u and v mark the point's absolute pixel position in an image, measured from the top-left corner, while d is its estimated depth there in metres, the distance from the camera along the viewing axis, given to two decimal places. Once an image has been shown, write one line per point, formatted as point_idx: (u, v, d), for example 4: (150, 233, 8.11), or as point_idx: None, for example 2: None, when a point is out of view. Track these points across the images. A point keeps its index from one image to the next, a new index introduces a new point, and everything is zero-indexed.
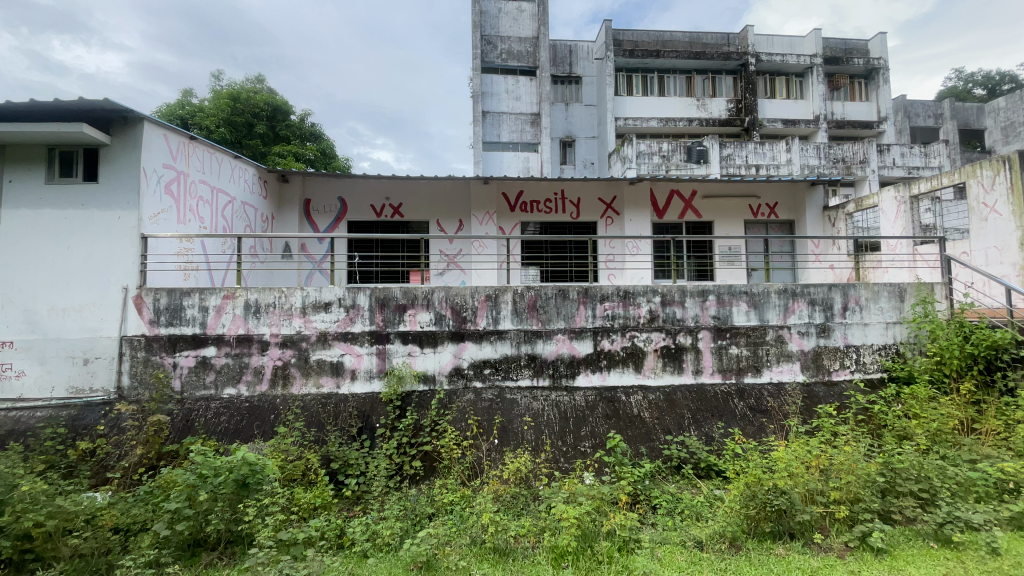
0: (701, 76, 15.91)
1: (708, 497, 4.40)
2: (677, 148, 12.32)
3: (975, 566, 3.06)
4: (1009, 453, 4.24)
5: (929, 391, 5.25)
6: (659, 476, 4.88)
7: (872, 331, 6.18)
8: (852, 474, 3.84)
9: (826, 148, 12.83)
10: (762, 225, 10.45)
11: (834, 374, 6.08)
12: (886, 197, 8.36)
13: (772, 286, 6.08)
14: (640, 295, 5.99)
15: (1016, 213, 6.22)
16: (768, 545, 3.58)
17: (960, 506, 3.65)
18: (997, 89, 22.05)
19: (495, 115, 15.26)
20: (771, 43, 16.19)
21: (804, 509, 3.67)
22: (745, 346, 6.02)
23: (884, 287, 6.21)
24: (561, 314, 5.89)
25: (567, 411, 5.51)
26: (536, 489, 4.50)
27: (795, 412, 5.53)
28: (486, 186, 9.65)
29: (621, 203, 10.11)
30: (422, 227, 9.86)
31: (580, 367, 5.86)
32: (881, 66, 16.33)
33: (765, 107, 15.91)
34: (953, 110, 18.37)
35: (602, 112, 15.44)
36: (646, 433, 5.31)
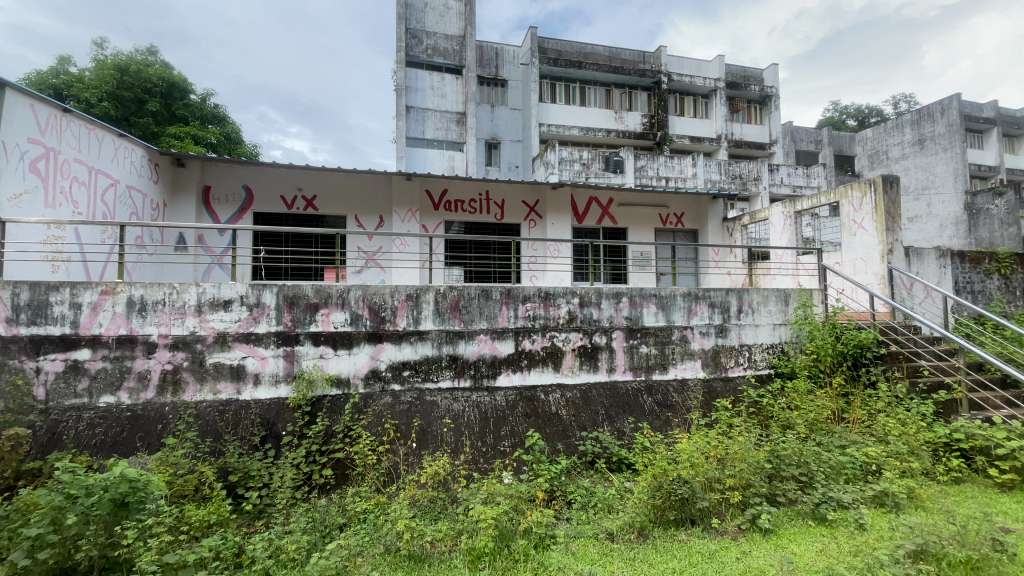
0: (619, 90, 16.73)
1: (619, 489, 4.62)
2: (597, 157, 12.94)
3: (846, 541, 3.47)
4: (871, 438, 4.81)
5: (807, 385, 5.91)
6: (575, 471, 5.07)
7: (762, 331, 6.84)
8: (745, 461, 4.21)
9: (726, 165, 14.03)
10: (670, 233, 11.19)
11: (730, 370, 6.64)
12: (776, 211, 9.33)
13: (677, 289, 6.53)
14: (560, 296, 6.15)
15: (878, 230, 7.18)
16: (672, 532, 3.82)
17: (832, 486, 4.13)
18: (866, 121, 25.48)
19: (419, 111, 14.98)
20: (681, 64, 17.41)
21: (703, 496, 3.96)
22: (654, 345, 6.39)
23: (772, 292, 6.90)
24: (483, 314, 5.88)
25: (488, 412, 5.51)
26: (455, 492, 4.46)
27: (696, 406, 6.00)
28: (408, 182, 9.41)
29: (544, 207, 10.36)
30: (338, 222, 9.39)
31: (501, 367, 5.87)
32: (774, 93, 18.09)
33: (675, 124, 17.10)
34: (830, 137, 20.86)
35: (527, 116, 15.70)
36: (563, 430, 5.48)
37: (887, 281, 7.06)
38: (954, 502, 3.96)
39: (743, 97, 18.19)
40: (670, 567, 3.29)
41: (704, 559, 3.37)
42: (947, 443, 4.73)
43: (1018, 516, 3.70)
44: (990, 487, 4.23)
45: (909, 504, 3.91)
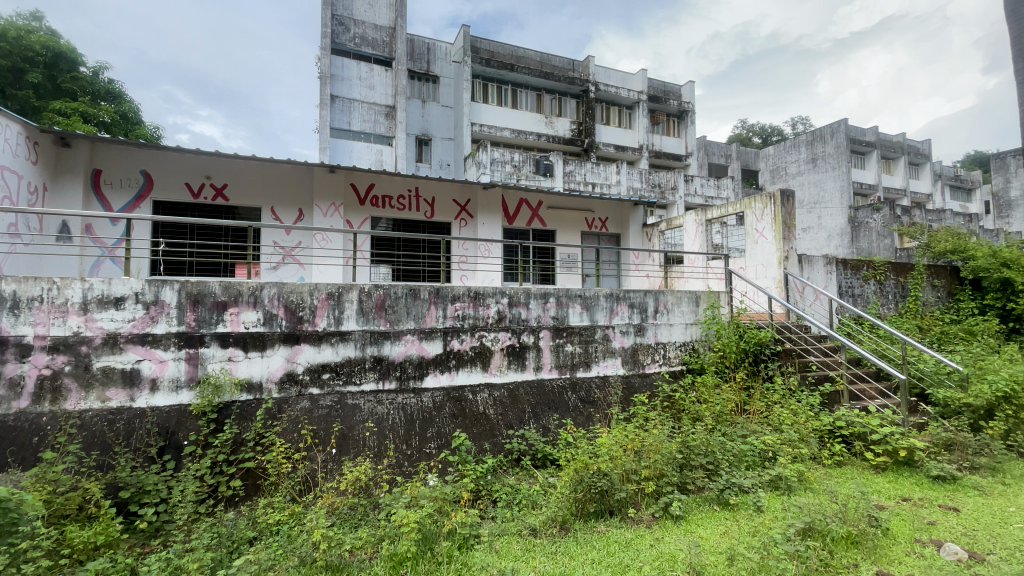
0: (549, 95, 17.11)
1: (543, 485, 4.72)
2: (527, 160, 13.15)
3: (745, 522, 3.80)
4: (768, 427, 5.29)
5: (714, 380, 6.39)
6: (501, 470, 5.13)
7: (676, 329, 7.31)
8: (658, 453, 4.49)
9: (647, 174, 14.79)
10: (595, 237, 11.63)
11: (647, 366, 7.03)
12: (689, 219, 9.99)
13: (601, 290, 6.80)
14: (489, 296, 6.17)
15: (776, 238, 7.93)
16: (592, 524, 3.96)
17: (735, 473, 4.48)
18: (768, 139, 28.03)
19: (346, 102, 14.40)
20: (608, 75, 18.13)
21: (620, 488, 4.15)
22: (578, 344, 6.60)
23: (685, 294, 7.39)
24: (411, 314, 5.76)
25: (413, 414, 5.40)
26: (377, 498, 4.35)
27: (616, 401, 6.31)
28: (332, 175, 9.01)
29: (474, 206, 10.36)
30: (253, 214, 8.79)
31: (428, 367, 5.77)
32: (691, 109, 19.38)
33: (601, 132, 17.79)
34: (738, 152, 22.69)
35: (458, 114, 15.60)
36: (490, 429, 5.54)
37: (783, 285, 7.81)
38: (836, 483, 4.45)
39: (663, 110, 19.32)
40: (589, 558, 3.40)
41: (621, 548, 3.53)
42: (832, 431, 5.30)
43: (888, 493, 4.23)
44: (866, 468, 4.81)
45: (800, 486, 4.33)
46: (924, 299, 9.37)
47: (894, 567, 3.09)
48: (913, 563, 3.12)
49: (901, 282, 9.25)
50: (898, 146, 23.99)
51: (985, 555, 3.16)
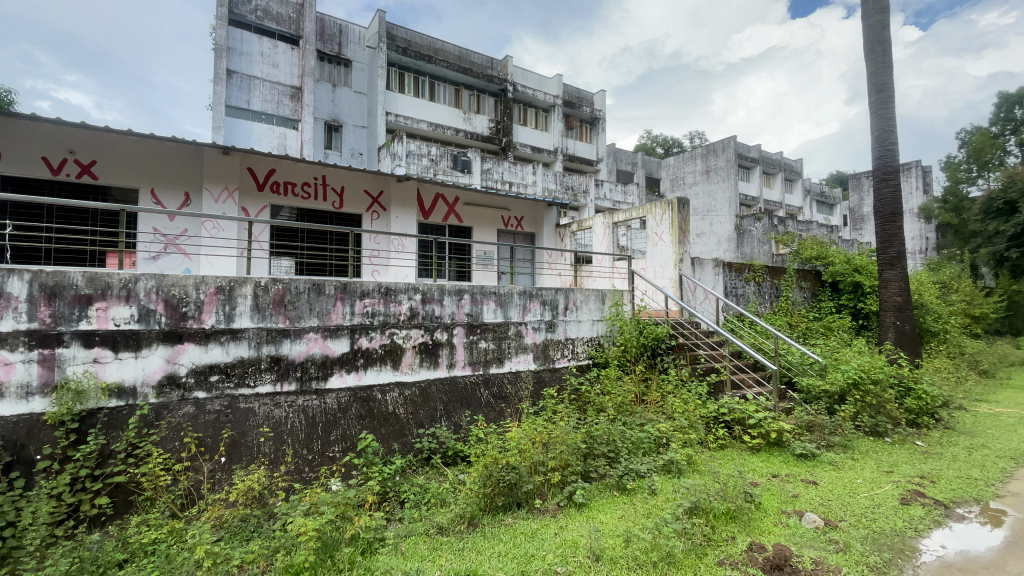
0: (467, 91, 17.00)
1: (452, 482, 4.71)
2: (444, 154, 13.01)
3: (641, 505, 4.08)
4: (663, 415, 5.72)
5: (617, 372, 6.79)
6: (410, 469, 5.11)
7: (584, 325, 7.64)
8: (564, 444, 4.69)
9: (561, 176, 15.23)
10: (510, 235, 11.80)
11: (557, 361, 7.29)
12: (598, 221, 10.47)
13: (514, 288, 6.92)
14: (401, 293, 5.99)
15: (673, 242, 8.61)
16: (499, 517, 4.03)
17: (633, 460, 4.79)
18: (670, 150, 30.27)
19: (246, 79, 13.31)
20: (526, 76, 18.42)
21: (528, 480, 4.26)
22: (492, 340, 6.66)
23: (592, 292, 7.74)
24: (314, 311, 5.43)
25: (316, 416, 5.13)
26: (272, 507, 4.09)
27: (527, 396, 6.51)
28: (227, 157, 8.25)
29: (387, 199, 10.02)
30: (129, 196, 7.83)
31: (333, 367, 5.47)
32: (602, 117, 20.34)
33: (518, 132, 18.07)
34: (643, 160, 24.20)
35: (372, 102, 14.99)
36: (400, 429, 5.44)
37: (678, 285, 8.51)
38: (719, 464, 4.94)
39: (576, 116, 20.07)
40: (496, 552, 3.45)
41: (527, 539, 3.62)
42: (716, 417, 5.87)
43: (761, 471, 4.77)
44: (744, 449, 5.38)
45: (688, 468, 4.72)
46: (794, 299, 10.66)
47: (765, 536, 3.49)
48: (779, 532, 3.54)
49: (776, 283, 10.43)
50: (777, 163, 27.10)
51: (837, 522, 3.68)
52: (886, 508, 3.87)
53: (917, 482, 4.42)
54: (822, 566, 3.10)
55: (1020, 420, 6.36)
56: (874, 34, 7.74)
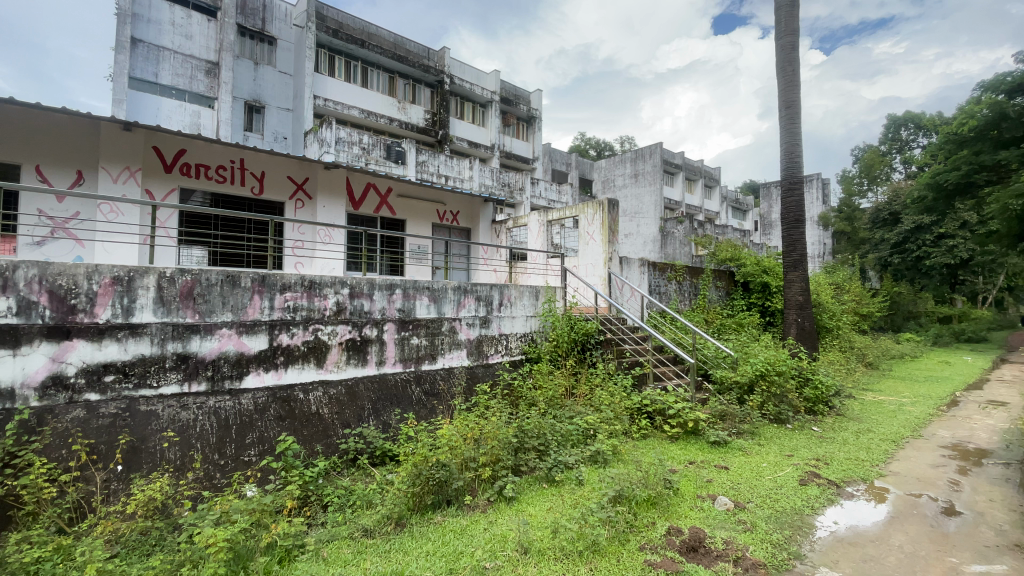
0: (402, 80, 16.49)
1: (380, 482, 4.56)
2: (377, 143, 12.60)
3: (569, 495, 4.17)
4: (591, 407, 5.89)
5: (549, 367, 6.90)
6: (334, 471, 4.92)
7: (517, 321, 7.68)
8: (495, 439, 4.68)
9: (497, 173, 15.13)
10: (445, 230, 11.61)
11: (491, 357, 7.28)
12: (533, 218, 10.58)
13: (448, 283, 6.81)
14: (326, 286, 5.69)
15: (603, 241, 8.91)
16: (428, 516, 3.95)
17: (562, 452, 4.89)
18: (602, 153, 31.32)
19: (153, 49, 12.20)
20: (463, 70, 18.21)
21: (458, 477, 4.21)
22: (424, 337, 6.52)
23: (526, 289, 7.80)
24: (227, 304, 5.01)
25: (230, 418, 4.76)
26: (177, 517, 3.74)
27: (459, 392, 6.46)
28: (128, 134, 7.47)
29: (314, 186, 9.50)
30: (8, 172, 6.96)
31: (249, 366, 5.08)
32: (539, 116, 20.59)
33: (455, 125, 17.83)
34: (577, 161, 24.80)
35: (298, 84, 14.12)
36: (324, 430, 5.20)
37: (607, 282, 8.84)
38: (641, 453, 5.17)
39: (513, 113, 20.17)
40: (424, 551, 3.38)
41: (456, 536, 3.58)
42: (640, 408, 6.14)
43: (679, 458, 5.06)
44: (665, 438, 5.69)
45: (614, 458, 4.90)
46: (712, 297, 11.42)
47: (682, 520, 3.70)
48: (695, 515, 3.77)
49: (695, 282, 11.10)
50: (698, 170, 28.89)
51: (745, 504, 3.97)
52: (787, 489, 4.25)
53: (814, 464, 4.89)
54: (732, 545, 3.34)
55: (898, 406, 7.23)
56: (786, 55, 8.43)
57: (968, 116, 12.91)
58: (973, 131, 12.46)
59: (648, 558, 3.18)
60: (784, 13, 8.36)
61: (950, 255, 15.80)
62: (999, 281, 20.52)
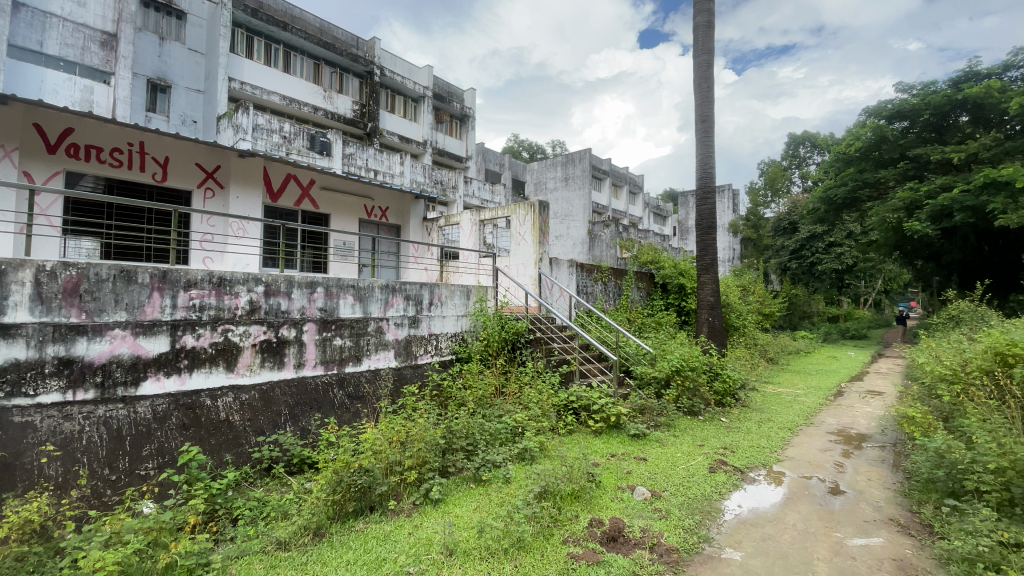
0: (329, 68, 15.74)
1: (297, 492, 4.32)
2: (300, 133, 11.95)
3: (495, 494, 4.19)
4: (520, 406, 5.94)
5: (479, 367, 6.88)
6: (245, 482, 4.61)
7: (448, 321, 7.59)
8: (422, 441, 4.60)
9: (429, 169, 14.91)
10: (373, 226, 11.21)
11: (419, 357, 7.13)
12: (465, 217, 10.52)
13: (375, 281, 6.59)
14: (238, 284, 5.28)
15: (534, 242, 9.06)
16: (350, 524, 3.80)
17: (490, 451, 4.89)
18: (534, 155, 31.91)
19: (39, 15, 10.84)
20: (394, 62, 17.72)
21: (382, 482, 4.08)
22: (348, 337, 6.26)
23: (457, 288, 7.72)
24: (121, 303, 4.51)
25: (123, 429, 4.30)
26: (60, 540, 3.27)
27: (386, 395, 6.28)
28: (3, 107, 6.57)
29: (226, 175, 8.80)
30: None
31: (146, 370, 4.59)
32: (472, 114, 20.53)
33: (385, 118, 17.31)
34: (510, 162, 25.09)
35: (211, 65, 13.02)
36: (234, 438, 4.84)
37: (537, 282, 9.00)
38: (567, 448, 5.30)
39: (446, 110, 19.95)
40: (344, 561, 3.24)
41: (379, 542, 3.47)
42: (566, 404, 6.30)
43: (602, 452, 5.26)
44: (589, 433, 5.89)
45: (540, 454, 4.99)
46: (634, 297, 11.99)
47: (603, 511, 3.84)
48: (616, 506, 3.93)
49: (619, 283, 11.59)
50: (624, 176, 30.27)
51: (661, 493, 4.19)
52: (698, 476, 4.55)
53: (722, 452, 5.29)
54: (648, 533, 3.51)
55: (793, 397, 8.00)
56: (703, 72, 9.04)
57: (855, 138, 14.55)
58: (858, 152, 14.44)
59: (571, 550, 3.26)
60: (701, 33, 8.96)
61: (838, 262, 17.84)
62: (876, 285, 23.39)
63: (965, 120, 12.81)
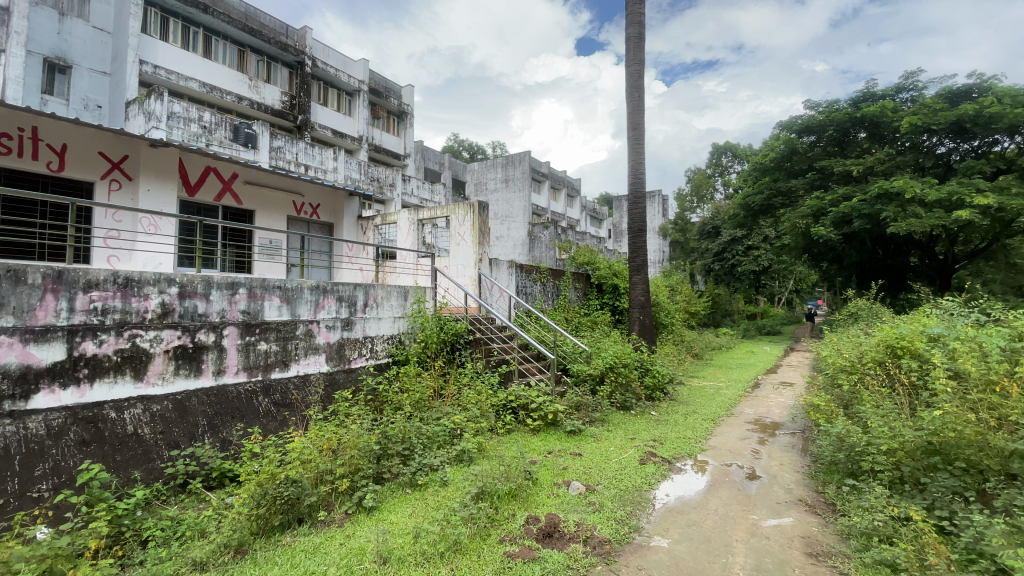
0: (255, 56, 14.85)
1: (216, 507, 4.03)
2: (222, 123, 11.17)
3: (431, 498, 4.13)
4: (459, 407, 5.88)
5: (416, 369, 6.74)
6: (157, 501, 4.24)
7: (384, 323, 7.38)
8: (354, 448, 4.46)
9: (365, 166, 14.48)
10: (303, 224, 10.69)
11: (353, 361, 6.88)
12: (402, 216, 10.28)
13: (305, 282, 6.30)
14: (148, 285, 4.84)
15: (473, 242, 9.03)
16: (275, 538, 3.60)
17: (427, 454, 4.82)
18: (475, 155, 31.89)
19: None
20: (327, 54, 17.04)
21: (311, 492, 3.91)
22: (274, 342, 5.92)
23: (394, 288, 7.53)
24: (6, 306, 3.99)
25: (10, 448, 3.82)
26: None
27: (316, 401, 6.01)
28: None
29: (135, 166, 8.06)
30: None
31: (38, 381, 4.09)
32: (409, 112, 20.17)
33: (317, 112, 16.59)
34: (449, 162, 24.89)
35: (120, 45, 11.89)
36: (143, 453, 4.44)
37: (477, 283, 8.98)
38: (504, 448, 5.32)
39: (383, 106, 19.44)
40: None
41: (308, 556, 3.31)
42: (505, 404, 6.32)
43: (539, 449, 5.33)
44: (527, 432, 5.96)
45: (478, 455, 4.97)
46: (571, 298, 12.27)
47: (539, 508, 3.89)
48: (552, 502, 3.99)
49: (557, 283, 11.83)
50: (563, 179, 30.95)
51: (595, 487, 4.31)
52: (630, 468, 4.74)
53: (652, 444, 5.54)
54: (582, 527, 3.60)
55: (716, 390, 8.54)
56: (634, 81, 9.43)
57: (770, 149, 15.78)
58: (773, 162, 15.70)
59: (508, 549, 3.27)
60: (633, 44, 9.34)
61: (756, 263, 19.27)
62: (788, 285, 25.50)
63: (863, 136, 14.21)
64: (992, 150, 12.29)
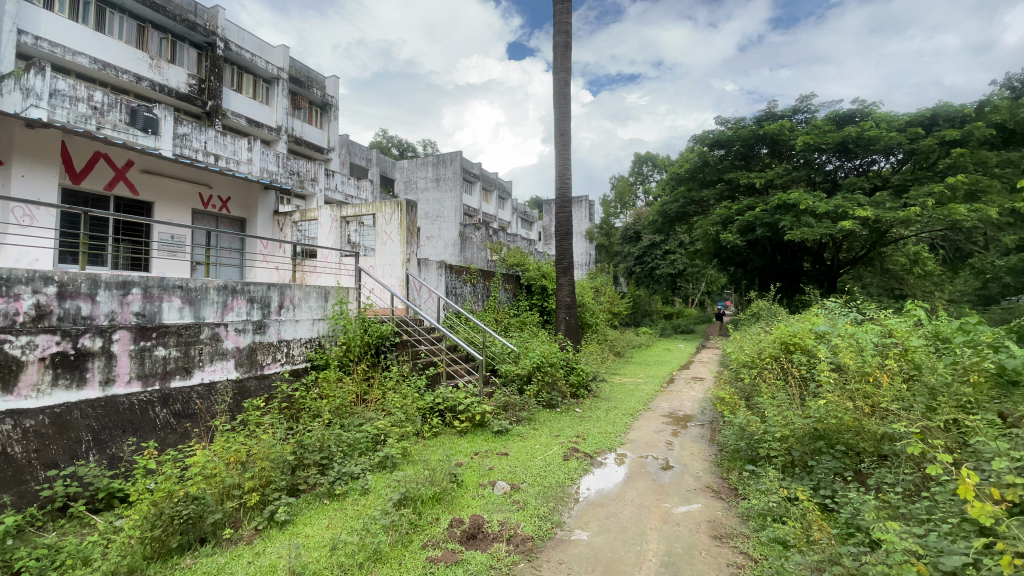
0: (158, 32, 13.52)
1: (104, 531, 3.62)
2: (116, 104, 10.05)
3: (350, 507, 3.98)
4: (382, 412, 5.70)
5: (337, 374, 6.43)
6: (30, 529, 3.71)
7: (301, 326, 6.99)
8: (266, 459, 4.19)
9: (284, 159, 13.69)
10: (211, 218, 9.89)
11: (266, 367, 6.46)
12: (324, 213, 9.77)
13: (210, 282, 5.86)
14: (18, 284, 4.26)
15: (400, 242, 8.81)
16: (174, 562, 3.29)
17: (347, 463, 4.63)
18: (404, 153, 31.17)
19: None
20: (241, 37, 15.92)
21: (215, 509, 3.62)
22: (174, 347, 5.42)
23: (313, 289, 7.26)
24: None
25: None
26: None
27: (223, 410, 5.58)
28: None
29: (5, 147, 7.06)
30: None
31: None
32: (332, 104, 19.35)
33: (230, 98, 15.42)
34: (377, 158, 24.15)
35: None
36: (11, 476, 3.87)
37: (404, 284, 8.76)
38: (430, 452, 5.23)
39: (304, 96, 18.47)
40: None
41: None
42: (432, 407, 6.21)
43: (466, 451, 5.31)
44: (454, 434, 5.91)
45: (402, 461, 4.85)
46: (501, 298, 12.34)
47: (464, 510, 3.88)
48: (476, 503, 3.99)
49: (487, 284, 11.85)
50: (494, 181, 31.09)
51: (519, 485, 4.37)
52: (554, 465, 4.86)
53: (575, 440, 5.72)
54: (506, 526, 3.64)
55: (636, 386, 8.98)
56: (561, 89, 9.69)
57: (685, 160, 16.86)
58: (688, 172, 16.80)
59: (429, 554, 3.23)
60: (560, 53, 9.59)
61: (673, 267, 20.52)
62: (701, 287, 27.43)
63: (765, 152, 15.58)
64: (871, 168, 14.00)
